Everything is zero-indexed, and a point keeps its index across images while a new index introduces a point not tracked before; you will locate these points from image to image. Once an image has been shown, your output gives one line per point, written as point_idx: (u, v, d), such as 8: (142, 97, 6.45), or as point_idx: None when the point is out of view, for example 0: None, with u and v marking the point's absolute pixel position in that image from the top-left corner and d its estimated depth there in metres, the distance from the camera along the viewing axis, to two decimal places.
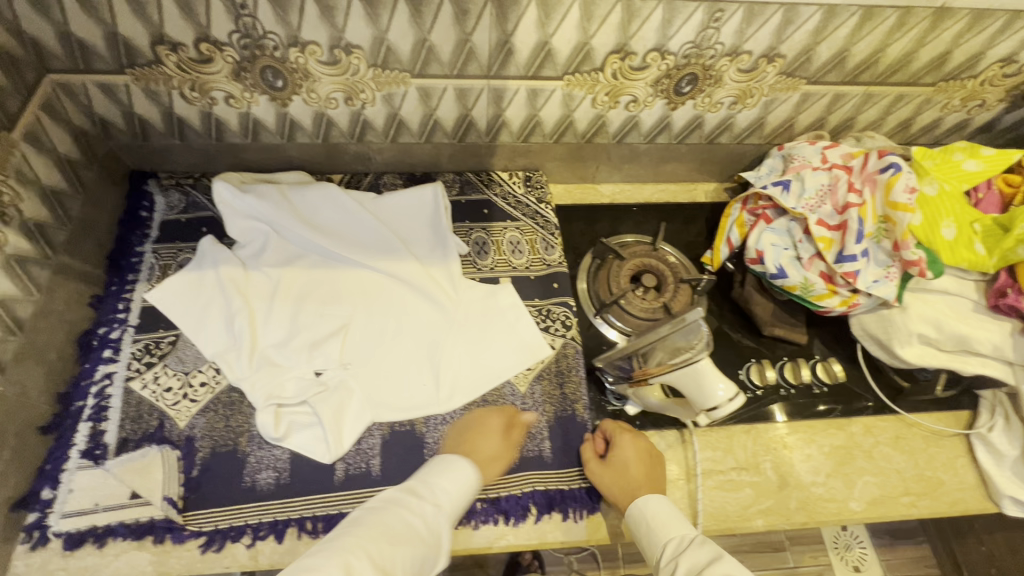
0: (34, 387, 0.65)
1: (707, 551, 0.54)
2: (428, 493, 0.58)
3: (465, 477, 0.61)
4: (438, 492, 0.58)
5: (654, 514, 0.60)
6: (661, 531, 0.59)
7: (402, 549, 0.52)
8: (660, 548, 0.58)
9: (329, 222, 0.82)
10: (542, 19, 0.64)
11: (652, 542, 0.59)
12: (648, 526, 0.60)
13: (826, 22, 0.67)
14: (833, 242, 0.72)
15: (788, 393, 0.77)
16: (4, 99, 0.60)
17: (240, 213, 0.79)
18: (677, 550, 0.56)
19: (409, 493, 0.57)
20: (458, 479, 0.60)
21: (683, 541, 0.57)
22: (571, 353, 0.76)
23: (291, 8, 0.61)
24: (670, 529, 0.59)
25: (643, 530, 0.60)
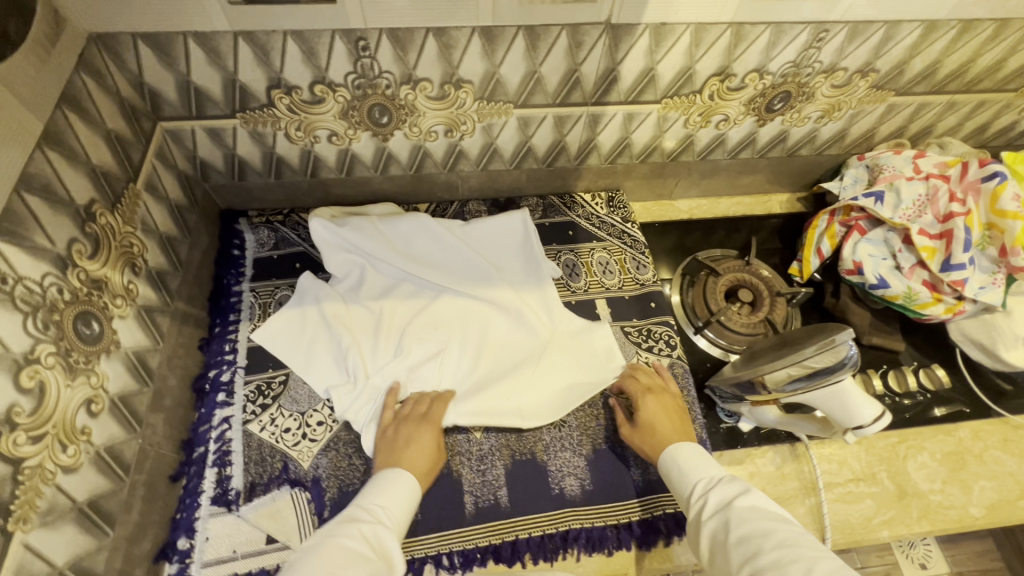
0: (161, 436, 0.64)
1: (737, 485, 0.56)
2: (369, 514, 0.56)
3: (406, 492, 0.60)
4: (376, 511, 0.56)
5: (682, 455, 0.61)
6: (689, 470, 0.60)
7: (360, 563, 0.49)
8: (690, 486, 0.59)
9: (425, 252, 0.80)
10: (652, 47, 0.65)
11: (681, 481, 0.60)
12: (676, 465, 0.61)
13: (925, 37, 0.68)
14: (936, 251, 0.73)
15: (892, 401, 0.78)
16: (129, 151, 0.61)
17: (337, 246, 0.77)
18: (708, 486, 0.57)
19: (352, 518, 0.55)
20: (399, 497, 0.59)
21: (713, 479, 0.58)
22: (680, 373, 0.76)
23: (411, 47, 0.61)
24: (700, 467, 0.60)
25: (674, 470, 0.61)
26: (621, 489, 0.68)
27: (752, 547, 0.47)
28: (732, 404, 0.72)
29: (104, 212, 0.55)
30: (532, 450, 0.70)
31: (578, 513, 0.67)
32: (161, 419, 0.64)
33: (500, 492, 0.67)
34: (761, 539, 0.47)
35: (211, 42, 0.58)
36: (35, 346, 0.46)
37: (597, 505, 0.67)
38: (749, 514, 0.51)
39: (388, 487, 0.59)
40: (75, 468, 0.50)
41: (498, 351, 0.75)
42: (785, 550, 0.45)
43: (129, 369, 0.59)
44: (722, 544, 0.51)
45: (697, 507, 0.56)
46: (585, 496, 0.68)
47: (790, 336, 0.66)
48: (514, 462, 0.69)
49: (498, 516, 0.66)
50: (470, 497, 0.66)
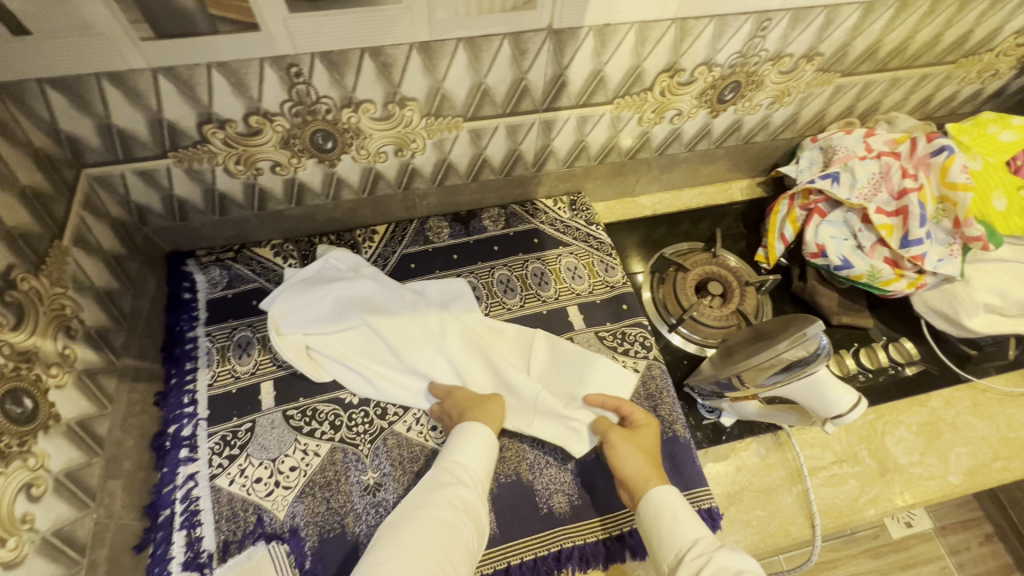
0: (121, 505, 0.59)
1: (736, 558, 0.50)
2: (462, 475, 0.60)
3: (487, 446, 0.63)
4: (464, 473, 0.60)
5: (673, 512, 0.57)
6: (681, 529, 0.56)
7: (445, 546, 0.52)
8: (686, 543, 0.54)
9: (387, 295, 0.74)
10: (598, 49, 0.63)
11: (676, 536, 0.55)
12: (670, 518, 0.57)
13: (864, 18, 0.69)
14: (894, 228, 0.74)
15: (866, 377, 0.79)
16: (50, 205, 0.56)
17: (298, 314, 0.71)
18: (704, 551, 0.52)
19: (436, 479, 0.59)
20: (480, 452, 0.62)
21: (706, 545, 0.53)
22: (658, 374, 0.75)
23: (348, 69, 0.58)
24: (697, 529, 0.56)
25: (666, 518, 0.57)
26: (610, 499, 0.67)
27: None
28: (713, 400, 0.72)
29: (26, 276, 0.51)
30: (517, 471, 0.68)
31: (569, 531, 0.65)
32: (120, 487, 0.60)
33: (487, 518, 0.65)
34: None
35: (127, 81, 0.53)
36: None
37: (589, 519, 0.66)
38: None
39: (469, 441, 0.62)
40: (19, 561, 0.46)
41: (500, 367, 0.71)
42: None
43: (74, 441, 0.55)
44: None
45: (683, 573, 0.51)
46: (574, 512, 0.66)
47: (765, 329, 0.65)
48: (499, 485, 0.67)
49: (488, 544, 0.63)
50: None
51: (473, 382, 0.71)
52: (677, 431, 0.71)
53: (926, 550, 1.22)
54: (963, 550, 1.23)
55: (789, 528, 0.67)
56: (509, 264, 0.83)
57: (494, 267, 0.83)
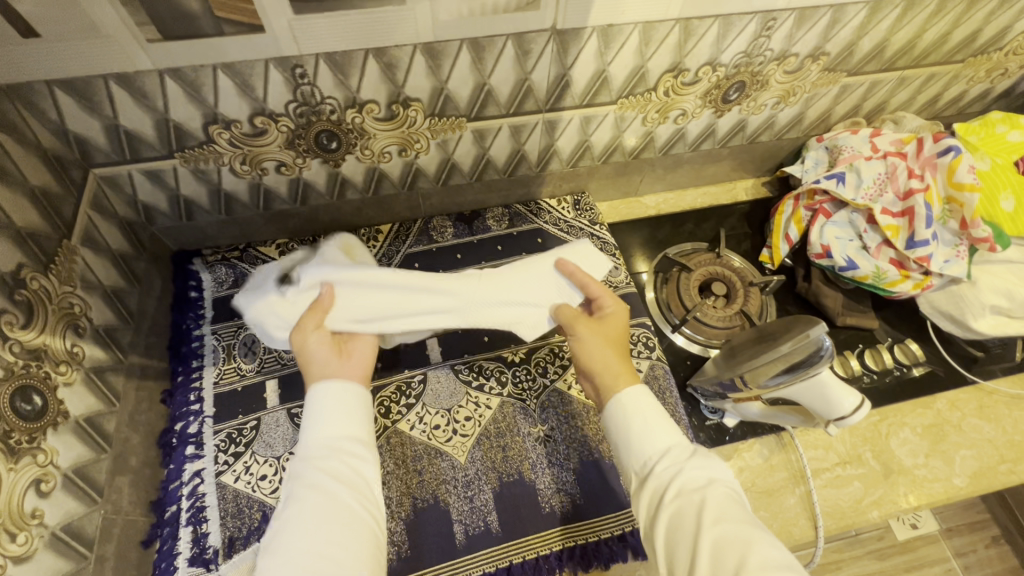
0: (128, 501, 0.60)
1: (706, 471, 0.51)
2: (325, 450, 0.54)
3: (348, 397, 0.58)
4: (330, 441, 0.55)
5: (643, 416, 0.56)
6: (649, 435, 0.55)
7: (339, 520, 0.49)
8: (651, 455, 0.53)
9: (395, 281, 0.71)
10: (601, 49, 0.63)
11: (636, 450, 0.54)
12: (641, 422, 0.55)
13: (871, 18, 0.68)
14: (900, 228, 0.74)
15: (870, 378, 0.79)
16: (59, 205, 0.57)
17: (287, 327, 0.65)
18: (673, 460, 0.52)
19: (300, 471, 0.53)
20: (343, 407, 0.57)
21: (676, 453, 0.53)
22: (661, 374, 0.75)
23: (352, 70, 0.58)
24: (664, 436, 0.54)
25: (634, 425, 0.55)
26: (612, 499, 0.67)
27: (724, 557, 0.42)
28: (716, 400, 0.72)
29: (35, 275, 0.52)
30: (519, 470, 0.68)
31: (571, 530, 0.65)
32: (127, 484, 0.61)
33: (489, 517, 0.65)
34: (736, 545, 0.43)
35: (134, 82, 0.54)
36: None
37: (591, 519, 0.66)
38: (722, 511, 0.46)
39: (328, 407, 0.57)
40: (28, 556, 0.47)
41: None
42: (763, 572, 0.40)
43: (82, 437, 0.56)
44: (687, 536, 0.46)
45: (652, 485, 0.51)
46: (576, 511, 0.66)
47: (768, 330, 0.65)
48: (501, 484, 0.67)
49: (490, 543, 0.64)
50: (460, 526, 0.64)
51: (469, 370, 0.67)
52: (680, 431, 0.71)
53: (931, 552, 1.21)
54: (969, 552, 1.22)
55: (792, 529, 0.68)
56: (513, 264, 0.83)
57: (498, 266, 0.83)
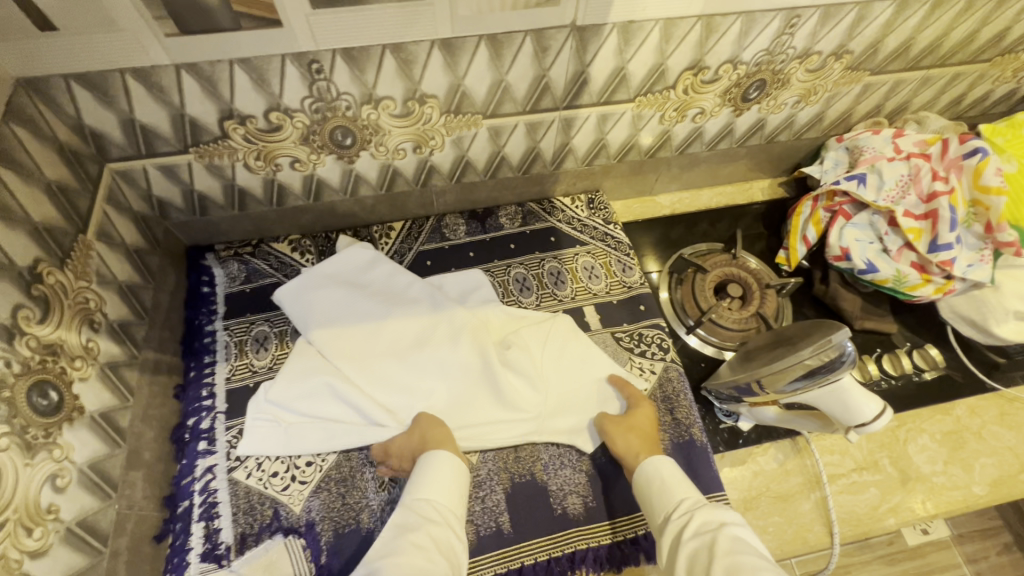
0: (141, 495, 0.60)
1: (728, 513, 0.54)
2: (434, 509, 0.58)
3: (456, 476, 0.61)
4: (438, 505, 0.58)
5: (669, 471, 0.61)
6: (676, 488, 0.59)
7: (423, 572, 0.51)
8: (673, 503, 0.57)
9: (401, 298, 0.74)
10: (621, 46, 0.62)
11: (665, 497, 0.59)
12: (668, 478, 0.60)
13: (897, 15, 0.67)
14: (922, 232, 0.72)
15: (888, 384, 0.77)
16: (75, 200, 0.57)
17: (292, 387, 0.67)
18: (693, 507, 0.56)
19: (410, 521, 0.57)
20: (452, 485, 0.60)
21: (698, 502, 0.57)
22: (675, 376, 0.74)
23: (369, 66, 0.58)
24: (686, 488, 0.59)
25: (655, 485, 0.60)
26: (623, 502, 0.67)
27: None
28: (730, 404, 0.71)
29: (51, 269, 0.52)
30: (531, 471, 0.68)
31: (582, 532, 0.65)
32: (140, 479, 0.61)
33: (501, 518, 0.65)
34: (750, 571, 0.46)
35: (151, 77, 0.54)
36: None
37: (603, 522, 0.65)
38: (735, 543, 0.50)
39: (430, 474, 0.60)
40: (44, 551, 0.47)
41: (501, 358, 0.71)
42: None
43: (97, 433, 0.56)
44: (704, 567, 0.49)
45: (675, 529, 0.55)
46: (588, 514, 0.66)
47: (788, 334, 0.64)
48: (513, 484, 0.67)
49: (502, 544, 0.63)
50: (471, 527, 0.64)
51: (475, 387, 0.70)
52: (693, 434, 0.70)
53: (942, 558, 1.20)
54: (981, 559, 1.21)
55: (807, 535, 0.67)
56: (526, 263, 0.82)
57: (511, 265, 0.82)
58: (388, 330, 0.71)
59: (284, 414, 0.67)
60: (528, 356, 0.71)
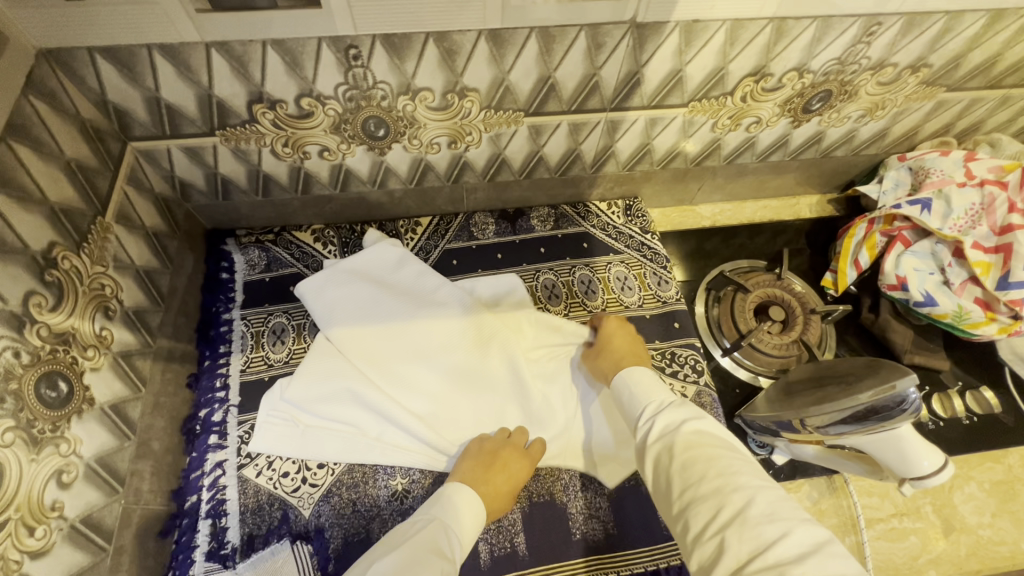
0: (148, 489, 0.59)
1: (689, 410, 0.50)
2: (448, 536, 0.51)
3: (474, 515, 0.55)
4: (453, 539, 0.52)
5: (636, 380, 0.56)
6: (640, 395, 0.54)
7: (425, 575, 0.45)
8: (638, 410, 0.53)
9: (427, 298, 0.70)
10: (682, 47, 0.57)
11: (631, 406, 0.55)
12: (635, 387, 0.55)
13: (987, 29, 0.61)
14: (991, 266, 0.66)
15: (937, 425, 0.72)
16: (94, 180, 0.54)
17: (310, 389, 0.64)
18: (658, 407, 0.51)
19: (435, 543, 0.50)
20: (470, 520, 0.54)
21: (662, 404, 0.52)
22: (708, 402, 0.70)
23: (409, 54, 0.54)
24: (652, 391, 0.54)
25: (624, 398, 0.56)
26: (646, 532, 0.63)
27: (695, 474, 0.43)
28: (765, 435, 0.67)
29: (68, 254, 0.49)
30: (551, 492, 0.65)
31: (600, 560, 0.61)
32: (148, 471, 0.59)
33: (517, 539, 0.62)
34: (704, 468, 0.43)
35: (179, 55, 0.50)
36: None
37: (623, 551, 0.62)
38: (695, 438, 0.46)
39: (467, 508, 0.55)
40: (47, 550, 0.45)
41: (530, 367, 0.67)
42: (730, 482, 0.42)
43: (107, 426, 0.54)
44: (665, 470, 0.46)
45: (641, 433, 0.51)
46: (608, 540, 0.63)
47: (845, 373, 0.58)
48: (531, 504, 0.64)
49: (516, 566, 0.61)
50: (485, 545, 0.61)
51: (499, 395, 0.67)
52: None
53: None
54: None
55: None
56: (556, 269, 0.78)
57: (540, 270, 0.78)
58: (413, 332, 0.68)
59: (302, 415, 0.64)
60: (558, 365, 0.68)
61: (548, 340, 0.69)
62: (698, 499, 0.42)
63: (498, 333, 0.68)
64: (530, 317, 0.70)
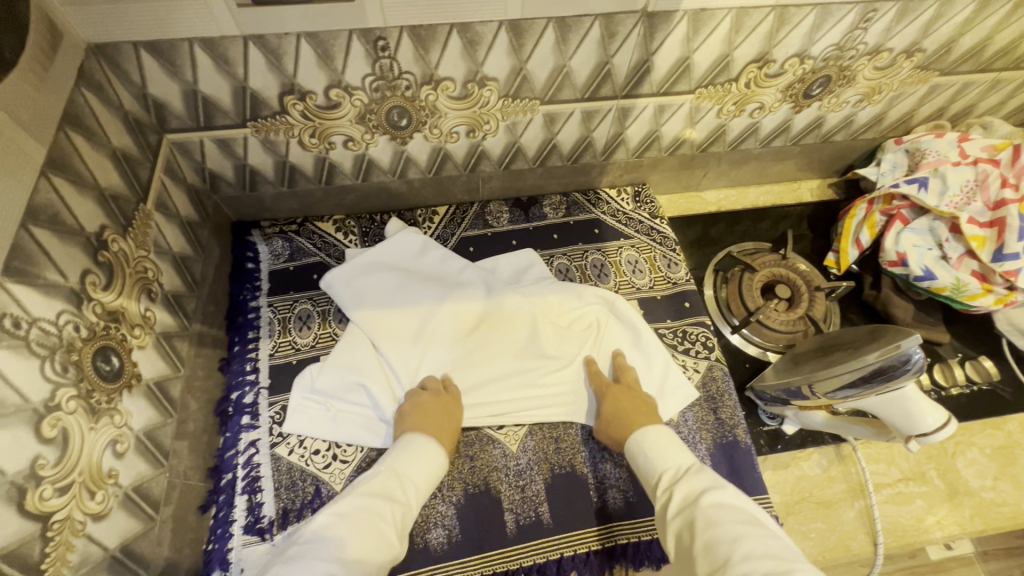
0: (187, 466, 0.61)
1: (709, 480, 0.54)
2: (400, 489, 0.56)
3: (432, 463, 0.59)
4: (406, 488, 0.57)
5: (651, 441, 0.59)
6: (658, 458, 0.58)
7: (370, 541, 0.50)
8: (657, 475, 0.57)
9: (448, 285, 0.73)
10: (690, 35, 0.60)
11: (649, 468, 0.58)
12: (650, 448, 0.59)
13: (977, 13, 0.64)
14: (987, 240, 0.70)
15: (938, 396, 0.75)
16: (136, 168, 0.57)
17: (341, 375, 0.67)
18: (676, 479, 0.55)
19: (390, 493, 0.55)
20: (426, 466, 0.59)
21: (680, 470, 0.56)
22: (720, 375, 0.73)
23: (434, 45, 0.57)
24: (670, 458, 0.58)
25: (641, 459, 0.59)
26: None
27: (717, 553, 0.46)
28: (775, 406, 0.70)
29: (115, 237, 0.52)
30: (572, 463, 0.67)
31: (622, 527, 0.64)
32: (186, 448, 0.61)
33: (541, 508, 0.64)
34: (729, 543, 0.46)
35: (218, 48, 0.53)
36: (55, 392, 0.43)
37: (643, 517, 0.65)
38: (717, 512, 0.49)
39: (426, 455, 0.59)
40: (104, 515, 0.48)
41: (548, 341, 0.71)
42: (756, 562, 0.43)
43: (153, 402, 0.56)
44: (688, 546, 0.49)
45: (662, 501, 0.54)
46: (629, 508, 0.65)
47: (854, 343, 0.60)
48: (554, 475, 0.66)
49: (540, 534, 0.63)
50: (511, 515, 0.64)
51: (522, 371, 0.70)
52: (737, 435, 0.69)
53: None
54: None
55: (850, 543, 0.66)
56: (568, 254, 0.81)
57: (554, 255, 0.81)
58: (436, 317, 0.70)
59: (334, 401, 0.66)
60: (575, 340, 0.72)
61: (566, 317, 0.73)
62: None
63: (515, 313, 0.72)
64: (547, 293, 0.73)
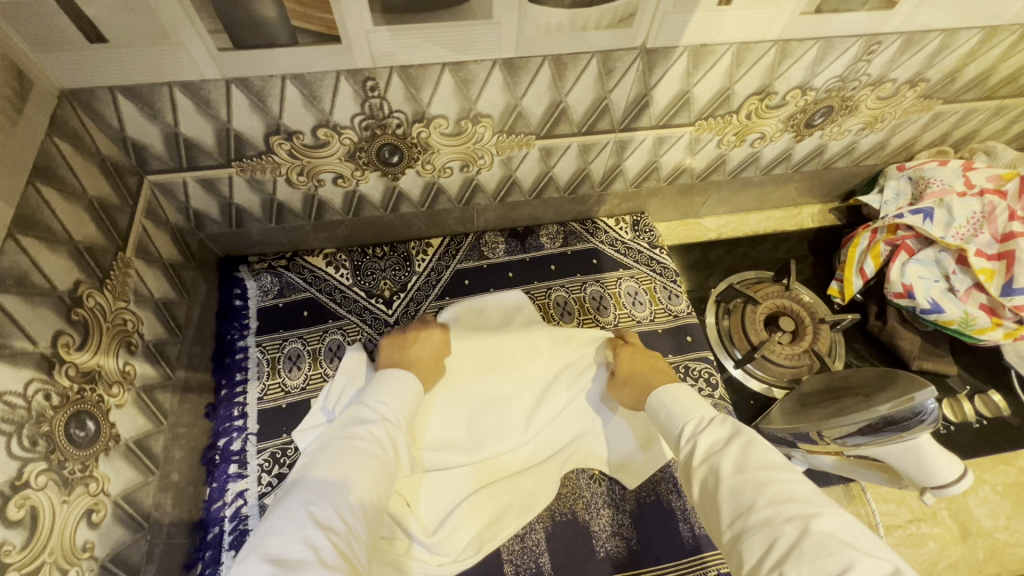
0: (171, 522, 0.58)
1: (727, 430, 0.48)
2: (372, 412, 0.54)
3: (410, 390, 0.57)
4: (378, 409, 0.54)
5: (671, 397, 0.54)
6: (678, 412, 0.53)
7: (362, 467, 0.47)
8: (678, 427, 0.52)
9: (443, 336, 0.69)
10: (690, 70, 0.59)
11: (668, 426, 0.53)
12: (671, 404, 0.53)
13: (982, 44, 0.63)
14: (995, 273, 0.68)
15: (949, 431, 0.73)
16: (115, 215, 0.54)
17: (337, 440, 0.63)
18: (696, 429, 0.50)
19: (358, 418, 0.53)
20: (400, 391, 0.56)
21: (702, 421, 0.50)
22: (724, 414, 0.70)
23: (425, 85, 0.55)
24: (688, 409, 0.52)
25: (661, 414, 0.54)
26: (669, 547, 0.64)
27: (744, 501, 0.42)
28: (781, 446, 0.68)
29: (92, 291, 0.49)
30: (573, 510, 0.65)
31: None
32: (170, 503, 0.59)
33: (542, 559, 0.62)
34: (755, 492, 0.42)
35: (199, 91, 0.51)
36: (23, 469, 0.40)
37: (649, 567, 0.62)
38: (741, 458, 0.45)
39: (392, 385, 0.56)
40: None
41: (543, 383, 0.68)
42: (782, 507, 0.40)
43: (131, 461, 0.54)
44: (713, 494, 0.45)
45: (685, 453, 0.49)
46: (632, 557, 0.63)
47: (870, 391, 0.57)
48: (554, 523, 0.64)
49: None
50: (510, 566, 0.61)
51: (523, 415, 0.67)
52: None
53: None
54: None
55: None
56: (567, 286, 0.79)
57: (552, 287, 0.79)
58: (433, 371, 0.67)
59: None
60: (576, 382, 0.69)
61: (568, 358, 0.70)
62: (749, 532, 0.40)
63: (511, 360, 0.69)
64: (543, 335, 0.70)
